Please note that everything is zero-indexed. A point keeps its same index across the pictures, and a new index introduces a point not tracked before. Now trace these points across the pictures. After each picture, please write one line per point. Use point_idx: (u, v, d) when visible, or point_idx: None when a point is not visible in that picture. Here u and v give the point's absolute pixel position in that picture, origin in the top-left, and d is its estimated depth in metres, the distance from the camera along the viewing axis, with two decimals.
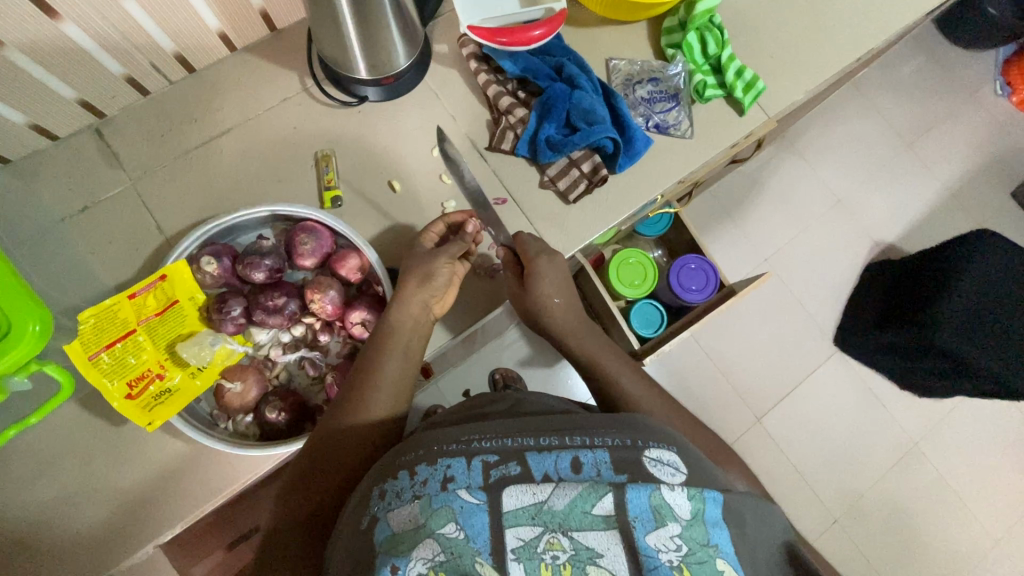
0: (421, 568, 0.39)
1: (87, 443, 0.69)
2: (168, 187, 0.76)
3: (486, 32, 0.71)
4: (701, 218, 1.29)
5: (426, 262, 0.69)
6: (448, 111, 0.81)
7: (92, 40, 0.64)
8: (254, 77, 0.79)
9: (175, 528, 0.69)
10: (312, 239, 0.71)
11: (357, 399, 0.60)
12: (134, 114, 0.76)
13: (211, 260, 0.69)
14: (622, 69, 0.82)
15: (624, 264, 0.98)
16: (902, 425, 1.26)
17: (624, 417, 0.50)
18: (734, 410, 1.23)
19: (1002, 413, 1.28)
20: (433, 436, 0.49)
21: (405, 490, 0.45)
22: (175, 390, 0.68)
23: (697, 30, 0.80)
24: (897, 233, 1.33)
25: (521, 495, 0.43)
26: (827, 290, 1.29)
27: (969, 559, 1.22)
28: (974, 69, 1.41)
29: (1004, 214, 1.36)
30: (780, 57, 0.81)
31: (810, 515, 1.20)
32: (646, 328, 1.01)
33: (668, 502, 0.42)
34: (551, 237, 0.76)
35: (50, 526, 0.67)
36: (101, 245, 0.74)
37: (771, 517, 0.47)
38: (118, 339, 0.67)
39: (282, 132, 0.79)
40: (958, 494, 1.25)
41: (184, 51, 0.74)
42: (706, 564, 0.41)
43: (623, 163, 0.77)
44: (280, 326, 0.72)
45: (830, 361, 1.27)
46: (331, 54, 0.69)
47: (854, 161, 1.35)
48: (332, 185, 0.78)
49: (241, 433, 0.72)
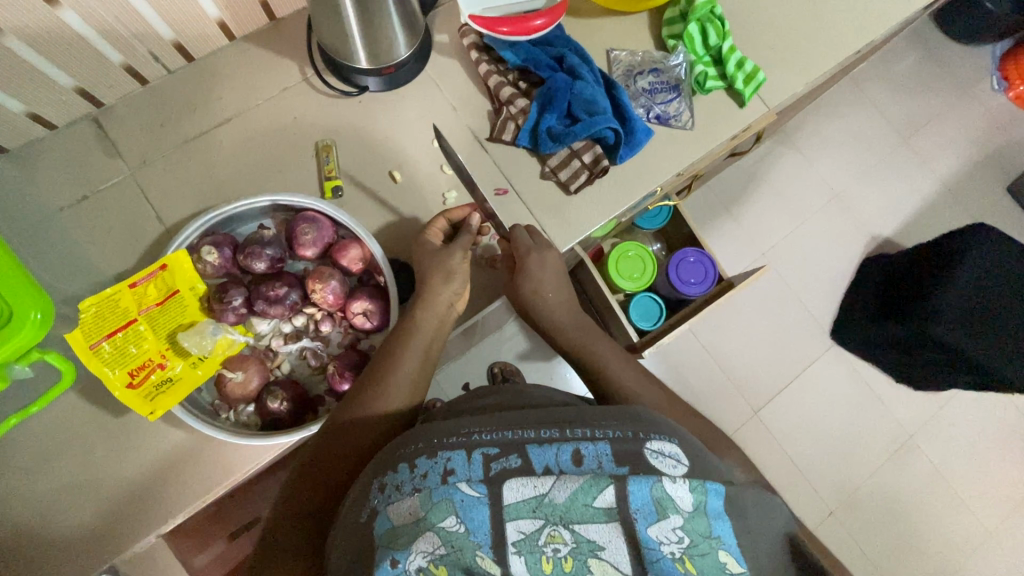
0: (422, 562, 0.40)
1: (88, 434, 0.69)
2: (168, 177, 0.76)
3: (487, 21, 0.70)
4: (699, 210, 1.29)
5: (442, 259, 0.70)
6: (449, 101, 0.80)
7: (90, 28, 0.63)
8: (254, 66, 0.78)
9: (176, 518, 0.69)
10: (313, 229, 0.70)
11: (364, 394, 0.60)
12: (133, 103, 0.76)
13: (211, 249, 0.68)
14: (623, 59, 0.81)
15: (624, 255, 0.98)
16: (896, 416, 1.27)
17: (624, 408, 0.50)
18: (731, 401, 1.24)
19: (992, 405, 1.29)
20: (434, 429, 0.48)
21: (405, 482, 0.45)
22: (176, 379, 0.68)
23: (698, 21, 0.79)
24: (894, 226, 1.33)
25: (522, 488, 0.43)
26: (824, 282, 1.29)
27: (960, 549, 1.24)
28: (970, 64, 1.41)
29: (999, 208, 1.37)
30: (782, 49, 0.81)
31: (805, 506, 1.21)
32: (645, 320, 1.01)
33: (670, 494, 0.42)
34: (551, 228, 0.76)
35: (50, 520, 0.67)
36: (100, 235, 0.74)
37: (772, 508, 0.47)
38: (118, 328, 0.67)
39: (283, 122, 0.79)
40: (952, 486, 1.26)
41: (183, 39, 0.73)
42: (707, 556, 0.41)
43: (624, 154, 0.76)
44: (280, 315, 0.72)
45: (826, 353, 1.27)
46: (332, 43, 0.68)
47: (851, 155, 1.35)
48: (332, 175, 0.78)
49: (243, 422, 0.72)
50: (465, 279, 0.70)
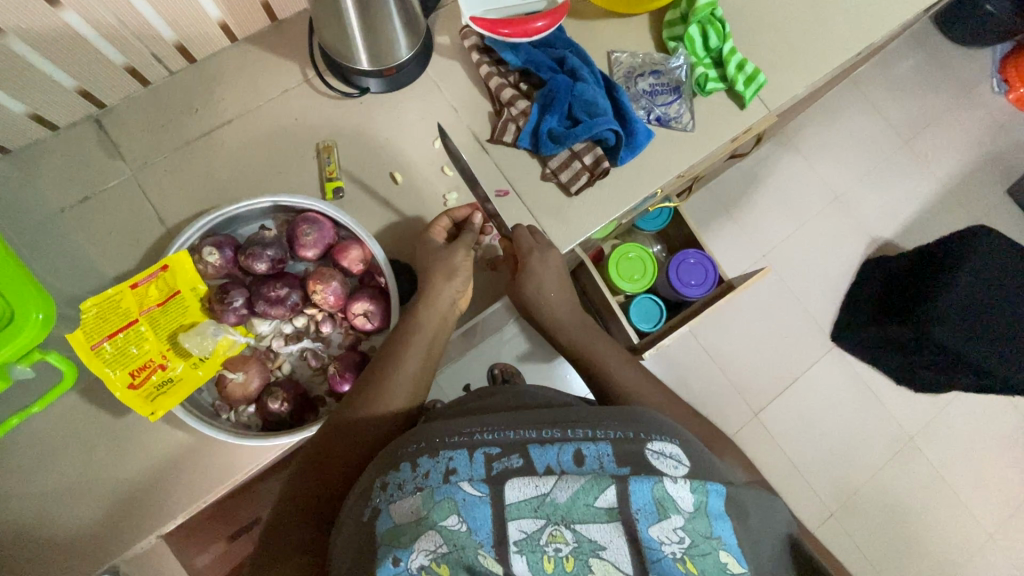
0: (424, 560, 0.40)
1: (89, 435, 0.69)
2: (169, 178, 0.76)
3: (488, 23, 0.70)
4: (700, 213, 1.29)
5: (442, 260, 0.70)
6: (449, 103, 0.80)
7: (92, 29, 0.63)
8: (255, 68, 0.79)
9: (177, 519, 0.69)
10: (315, 230, 0.70)
11: (365, 394, 0.60)
12: (134, 104, 0.76)
13: (213, 250, 0.69)
14: (624, 61, 0.82)
15: (624, 257, 0.98)
16: (896, 419, 1.27)
17: (626, 410, 0.50)
18: (731, 403, 1.24)
19: (992, 407, 1.29)
20: (435, 429, 0.48)
21: (407, 481, 0.45)
22: (177, 380, 0.68)
23: (699, 23, 0.79)
24: (894, 228, 1.33)
25: (523, 487, 0.43)
26: (824, 284, 1.29)
27: (961, 551, 1.23)
28: (970, 66, 1.41)
29: (999, 210, 1.37)
30: (782, 52, 0.81)
31: (806, 507, 1.21)
32: (645, 322, 1.01)
33: (671, 495, 0.42)
34: (552, 230, 0.76)
35: (50, 520, 0.67)
36: (101, 236, 0.74)
37: (773, 509, 0.47)
38: (120, 329, 0.66)
39: (284, 123, 0.79)
40: (953, 488, 1.25)
41: (185, 41, 0.73)
42: (708, 556, 0.41)
43: (624, 156, 0.76)
44: (281, 316, 0.72)
45: (827, 355, 1.27)
46: (333, 44, 0.69)
47: (852, 158, 1.35)
48: (333, 176, 0.78)
49: (243, 423, 0.72)
50: (465, 280, 0.70)
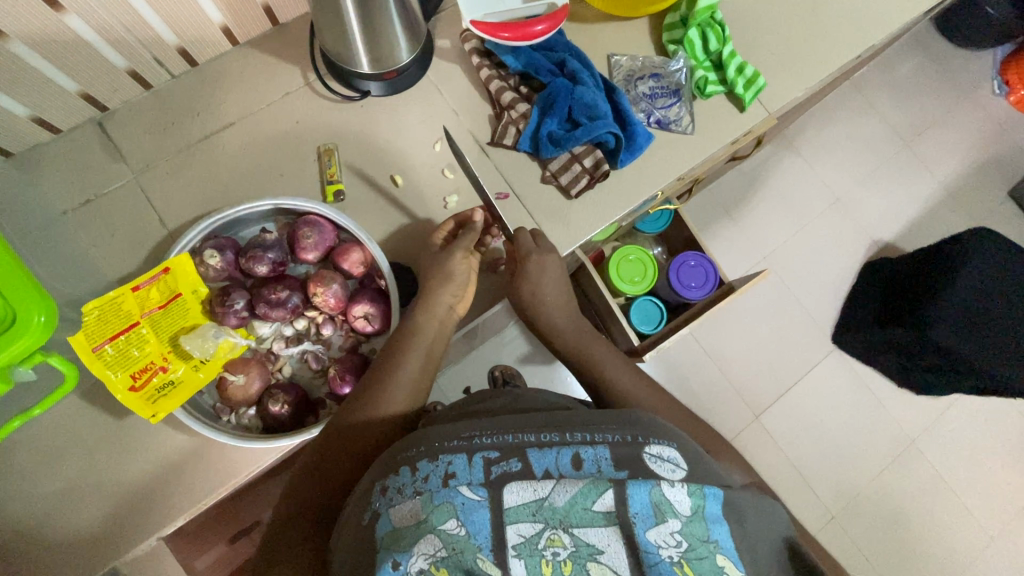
0: (424, 564, 0.40)
1: (91, 437, 0.69)
2: (171, 180, 0.76)
3: (487, 27, 0.71)
4: (700, 215, 1.29)
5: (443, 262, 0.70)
6: (450, 106, 0.81)
7: (95, 33, 0.63)
8: (256, 71, 0.79)
9: (178, 521, 0.69)
10: (316, 233, 0.71)
11: (365, 397, 0.60)
12: (137, 107, 0.76)
13: (214, 253, 0.69)
14: (624, 65, 0.82)
15: (624, 260, 0.98)
16: (897, 421, 1.27)
17: (624, 413, 0.50)
18: (732, 406, 1.24)
19: (992, 409, 1.29)
20: (434, 432, 0.49)
21: (407, 485, 0.45)
22: (178, 382, 0.68)
23: (699, 27, 0.80)
24: (894, 230, 1.33)
25: (522, 491, 0.43)
26: (824, 286, 1.29)
27: (962, 554, 1.23)
28: (971, 69, 1.41)
29: (1000, 213, 1.36)
30: (782, 55, 0.81)
31: (806, 510, 1.21)
32: (645, 325, 1.01)
33: (668, 498, 0.42)
34: (552, 232, 0.76)
35: (52, 523, 0.67)
36: (104, 238, 0.74)
37: (770, 513, 0.47)
38: (121, 330, 0.66)
39: (285, 126, 0.79)
40: (953, 491, 1.25)
41: (188, 45, 0.74)
42: (705, 559, 0.41)
43: (624, 158, 0.77)
44: (282, 319, 0.72)
45: (827, 357, 1.27)
46: (333, 47, 0.69)
47: (852, 160, 1.35)
48: (334, 178, 0.78)
49: (244, 425, 0.73)
50: (464, 283, 0.71)
